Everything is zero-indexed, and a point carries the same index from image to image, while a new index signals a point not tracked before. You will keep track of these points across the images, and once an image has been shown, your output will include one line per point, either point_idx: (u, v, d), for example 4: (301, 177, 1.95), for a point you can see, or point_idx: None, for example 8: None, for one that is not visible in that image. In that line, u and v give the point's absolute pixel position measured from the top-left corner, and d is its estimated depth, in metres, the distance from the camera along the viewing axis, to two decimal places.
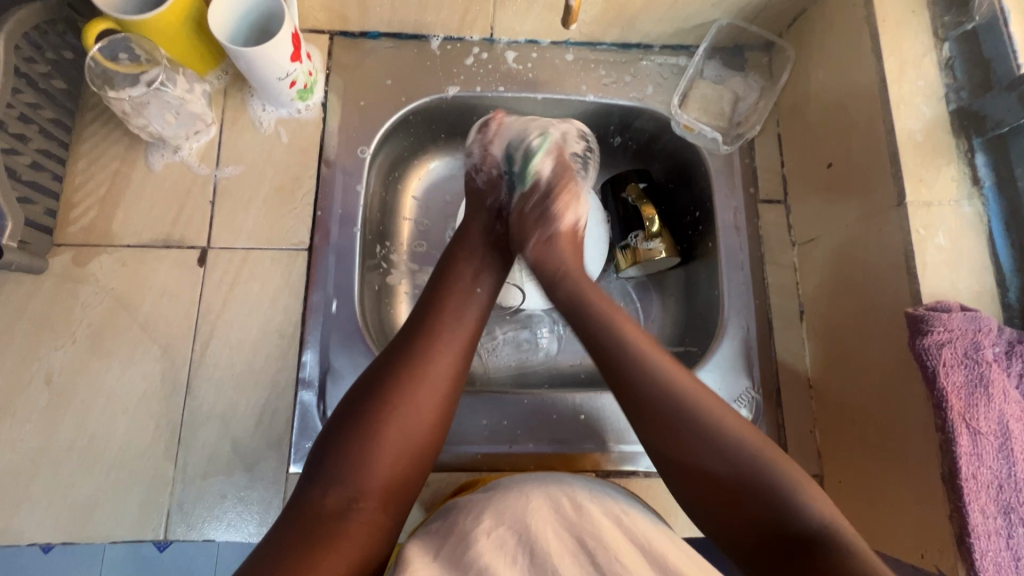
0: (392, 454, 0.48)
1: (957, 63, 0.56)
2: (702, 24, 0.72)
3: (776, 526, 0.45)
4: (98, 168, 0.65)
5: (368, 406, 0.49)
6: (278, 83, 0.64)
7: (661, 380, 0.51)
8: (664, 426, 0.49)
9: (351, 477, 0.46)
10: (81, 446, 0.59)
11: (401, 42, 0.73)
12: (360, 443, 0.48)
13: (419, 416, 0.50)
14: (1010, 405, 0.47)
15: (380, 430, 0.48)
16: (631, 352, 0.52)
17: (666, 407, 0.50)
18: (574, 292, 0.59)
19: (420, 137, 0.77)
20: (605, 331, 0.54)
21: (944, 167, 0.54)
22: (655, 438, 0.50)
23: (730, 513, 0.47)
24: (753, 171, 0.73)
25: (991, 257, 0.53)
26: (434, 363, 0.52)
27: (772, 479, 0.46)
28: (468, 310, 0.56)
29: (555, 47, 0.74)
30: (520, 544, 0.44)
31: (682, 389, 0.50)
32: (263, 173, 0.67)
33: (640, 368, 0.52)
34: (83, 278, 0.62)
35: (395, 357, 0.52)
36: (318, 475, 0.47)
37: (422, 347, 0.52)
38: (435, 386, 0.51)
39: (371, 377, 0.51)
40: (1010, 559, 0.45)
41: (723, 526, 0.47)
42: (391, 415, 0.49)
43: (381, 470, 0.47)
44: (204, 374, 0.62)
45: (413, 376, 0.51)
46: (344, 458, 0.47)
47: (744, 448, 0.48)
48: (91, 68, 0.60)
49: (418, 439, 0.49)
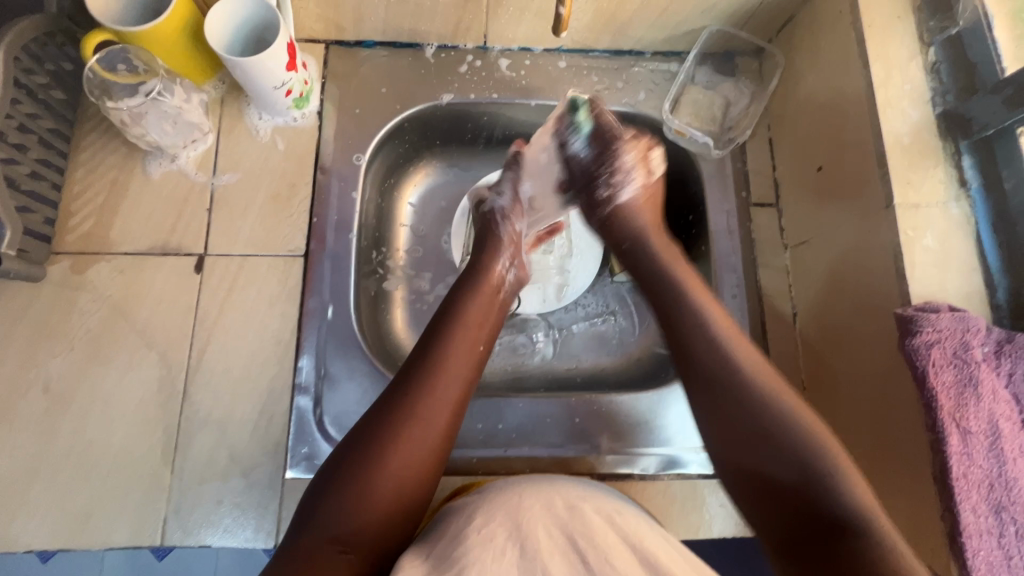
0: (384, 505, 0.47)
1: (943, 67, 0.57)
2: (692, 31, 0.72)
3: (811, 509, 0.46)
4: (96, 177, 0.66)
5: (364, 453, 0.47)
6: (273, 92, 0.65)
7: (733, 365, 0.52)
8: (714, 389, 0.52)
9: (344, 529, 0.45)
10: (79, 452, 0.59)
11: (396, 50, 0.74)
12: (353, 493, 0.46)
13: (415, 467, 0.48)
14: (998, 405, 0.48)
15: (373, 480, 0.47)
16: (693, 321, 0.55)
17: (731, 390, 0.51)
18: (648, 257, 0.62)
19: (416, 144, 0.77)
20: (675, 315, 0.56)
21: (932, 169, 0.55)
22: (709, 422, 0.52)
23: (765, 497, 0.48)
24: (745, 175, 0.73)
25: (979, 258, 0.53)
26: (431, 409, 0.50)
27: (814, 452, 0.47)
28: (470, 350, 0.55)
29: (548, 55, 0.75)
30: (512, 539, 0.44)
31: (750, 375, 0.52)
32: (260, 180, 0.68)
33: (714, 353, 0.53)
34: (81, 286, 0.63)
35: (394, 400, 0.50)
36: (310, 526, 0.45)
37: (418, 389, 0.51)
38: (431, 432, 0.50)
39: (366, 423, 0.50)
40: (1002, 558, 0.46)
41: (760, 509, 0.49)
42: (385, 464, 0.47)
43: (372, 520, 0.46)
44: (201, 381, 0.62)
45: (410, 422, 0.49)
46: (336, 508, 0.46)
47: (797, 435, 0.48)
48: (89, 78, 0.60)
49: (411, 487, 0.48)
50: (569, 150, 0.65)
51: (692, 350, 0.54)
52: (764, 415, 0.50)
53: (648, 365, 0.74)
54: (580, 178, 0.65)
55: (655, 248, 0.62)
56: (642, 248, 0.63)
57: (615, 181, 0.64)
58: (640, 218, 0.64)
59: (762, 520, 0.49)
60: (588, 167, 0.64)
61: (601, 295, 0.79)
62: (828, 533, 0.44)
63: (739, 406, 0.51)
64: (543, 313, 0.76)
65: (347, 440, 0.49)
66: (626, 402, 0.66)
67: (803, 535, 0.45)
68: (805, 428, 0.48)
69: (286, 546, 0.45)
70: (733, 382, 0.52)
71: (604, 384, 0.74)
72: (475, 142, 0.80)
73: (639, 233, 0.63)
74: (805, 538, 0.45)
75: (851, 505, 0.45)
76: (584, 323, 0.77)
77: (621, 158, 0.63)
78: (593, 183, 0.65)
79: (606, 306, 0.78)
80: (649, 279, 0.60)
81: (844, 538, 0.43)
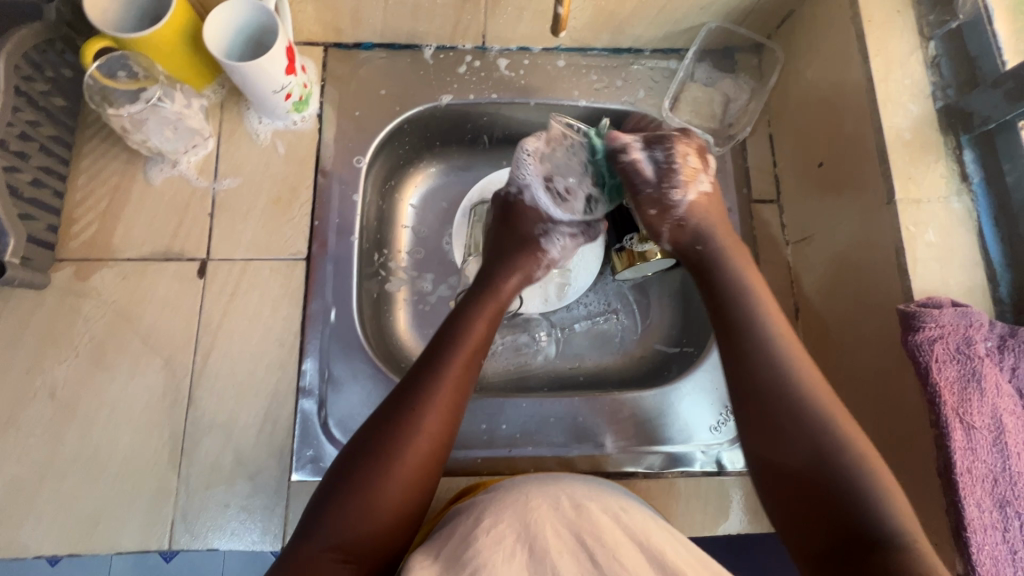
0: (386, 515, 0.47)
1: (943, 61, 0.57)
2: (691, 28, 0.72)
3: (846, 522, 0.44)
4: (98, 183, 0.66)
5: (368, 457, 0.48)
6: (273, 96, 0.65)
7: (784, 380, 0.51)
8: (765, 409, 0.50)
9: (345, 538, 0.45)
10: (86, 458, 0.59)
11: (394, 52, 0.74)
12: (357, 501, 0.46)
13: (415, 474, 0.49)
14: (1002, 400, 0.48)
15: (377, 487, 0.47)
16: (757, 338, 0.53)
17: (785, 398, 0.50)
18: (715, 259, 0.59)
19: (416, 145, 0.77)
20: (743, 329, 0.54)
21: (933, 164, 0.55)
22: (754, 428, 0.51)
23: (804, 515, 0.46)
24: (746, 172, 0.73)
25: (981, 253, 0.53)
26: (435, 419, 0.51)
27: (848, 467, 0.46)
28: (473, 359, 0.56)
29: (546, 54, 0.75)
30: (521, 540, 0.44)
31: (803, 386, 0.50)
32: (261, 184, 0.68)
33: (771, 364, 0.52)
34: (86, 292, 0.63)
35: (399, 408, 0.51)
36: (313, 533, 0.45)
37: (423, 400, 0.51)
38: (431, 442, 0.50)
39: (370, 431, 0.50)
40: (1007, 552, 0.46)
41: (794, 526, 0.47)
42: (388, 474, 0.47)
43: (373, 530, 0.46)
44: (206, 385, 0.62)
45: (413, 432, 0.49)
46: (341, 517, 0.46)
47: (846, 448, 0.47)
48: (90, 85, 0.60)
49: (411, 497, 0.48)
50: (632, 158, 0.62)
51: (753, 354, 0.53)
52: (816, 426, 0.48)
53: (649, 362, 0.75)
54: (644, 182, 0.62)
55: (725, 247, 0.59)
56: (711, 251, 0.59)
57: (678, 181, 0.62)
58: (708, 219, 0.61)
59: (795, 532, 0.47)
60: (653, 172, 0.62)
61: (602, 293, 0.79)
62: (863, 546, 0.43)
63: (794, 416, 0.49)
64: (545, 312, 0.76)
65: (351, 447, 0.50)
66: (629, 401, 0.66)
67: (838, 550, 0.44)
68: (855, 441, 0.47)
69: (287, 554, 0.45)
70: (790, 390, 0.50)
71: (607, 382, 0.74)
72: (475, 143, 0.80)
73: (703, 254, 0.59)
74: (839, 551, 0.44)
75: (889, 521, 0.43)
76: (586, 322, 0.78)
77: (677, 159, 0.62)
78: (653, 186, 0.62)
79: (608, 304, 0.78)
80: (714, 282, 0.58)
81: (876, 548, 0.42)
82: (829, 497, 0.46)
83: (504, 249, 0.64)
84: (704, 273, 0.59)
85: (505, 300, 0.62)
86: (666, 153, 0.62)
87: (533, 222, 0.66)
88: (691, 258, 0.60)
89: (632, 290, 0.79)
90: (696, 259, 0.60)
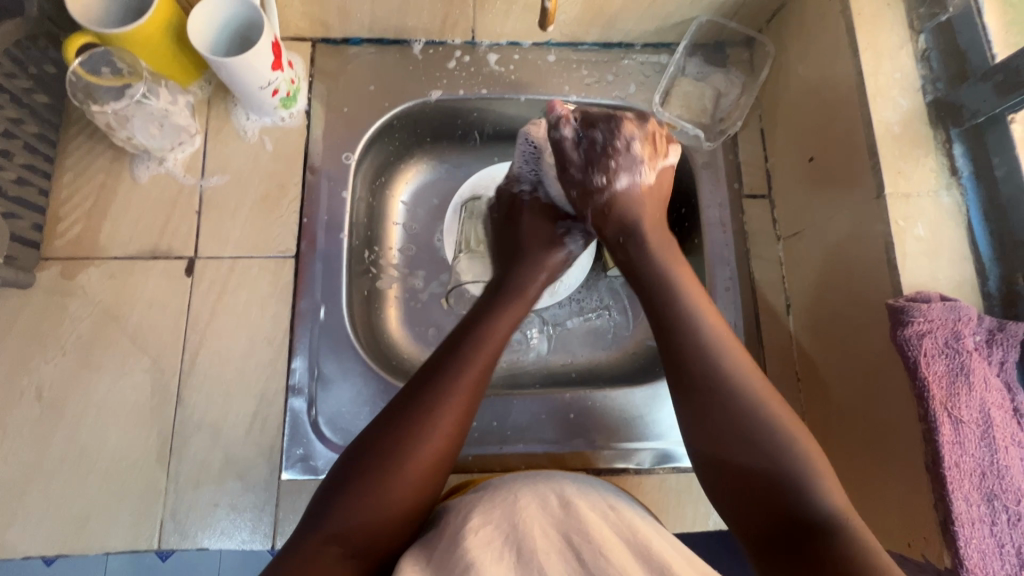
0: (397, 511, 0.46)
1: (933, 55, 0.57)
2: (682, 22, 0.72)
3: (784, 512, 0.45)
4: (84, 181, 0.66)
5: (385, 453, 0.47)
6: (260, 92, 0.64)
7: (712, 367, 0.51)
8: (696, 396, 0.51)
9: (352, 532, 0.45)
10: (74, 457, 0.59)
11: (383, 47, 0.73)
12: (369, 496, 0.46)
13: (429, 473, 0.48)
14: (990, 394, 0.48)
15: (391, 485, 0.46)
16: (689, 326, 0.53)
17: (715, 388, 0.50)
18: (639, 248, 0.59)
19: (406, 141, 0.77)
20: (672, 317, 0.54)
21: (922, 158, 0.55)
22: (687, 416, 0.51)
23: (745, 501, 0.47)
24: (737, 167, 0.73)
25: (970, 247, 0.53)
26: (456, 420, 0.50)
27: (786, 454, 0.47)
28: (494, 362, 0.55)
29: (537, 49, 0.74)
30: (508, 542, 0.44)
31: (740, 380, 0.50)
32: (248, 181, 0.68)
33: (701, 353, 0.52)
34: (72, 291, 0.63)
35: (420, 406, 0.50)
36: (321, 526, 0.45)
37: (443, 398, 0.50)
38: (448, 441, 0.49)
39: (385, 427, 0.49)
40: (994, 546, 0.46)
41: (734, 509, 0.48)
42: (403, 471, 0.47)
43: (383, 526, 0.46)
44: (194, 385, 0.62)
45: (432, 430, 0.49)
46: (351, 511, 0.45)
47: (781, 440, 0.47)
48: (73, 82, 0.60)
49: (426, 494, 0.48)
50: (564, 136, 0.61)
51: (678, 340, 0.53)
52: (749, 418, 0.48)
53: (642, 358, 0.74)
54: (575, 165, 0.62)
55: (648, 236, 0.60)
56: (638, 242, 0.60)
57: (610, 169, 0.61)
58: (634, 204, 0.61)
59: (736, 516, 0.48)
60: (581, 155, 0.62)
61: (594, 289, 0.78)
62: (802, 535, 0.44)
63: (722, 406, 0.49)
64: (537, 309, 0.76)
65: (363, 441, 0.49)
66: (621, 397, 0.66)
67: (777, 538, 0.45)
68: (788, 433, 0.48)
69: (289, 548, 0.44)
70: (719, 382, 0.50)
71: (598, 379, 0.73)
72: (466, 139, 0.79)
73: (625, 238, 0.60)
74: (778, 540, 0.45)
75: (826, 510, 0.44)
76: (578, 318, 0.77)
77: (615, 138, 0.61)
78: (581, 170, 0.62)
79: (600, 301, 0.78)
80: (637, 270, 0.59)
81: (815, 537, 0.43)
82: (771, 486, 0.46)
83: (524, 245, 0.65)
84: (630, 263, 0.59)
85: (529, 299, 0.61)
86: (601, 137, 0.61)
87: (549, 221, 0.66)
88: (615, 246, 0.61)
89: (625, 286, 0.78)
90: (616, 244, 0.61)
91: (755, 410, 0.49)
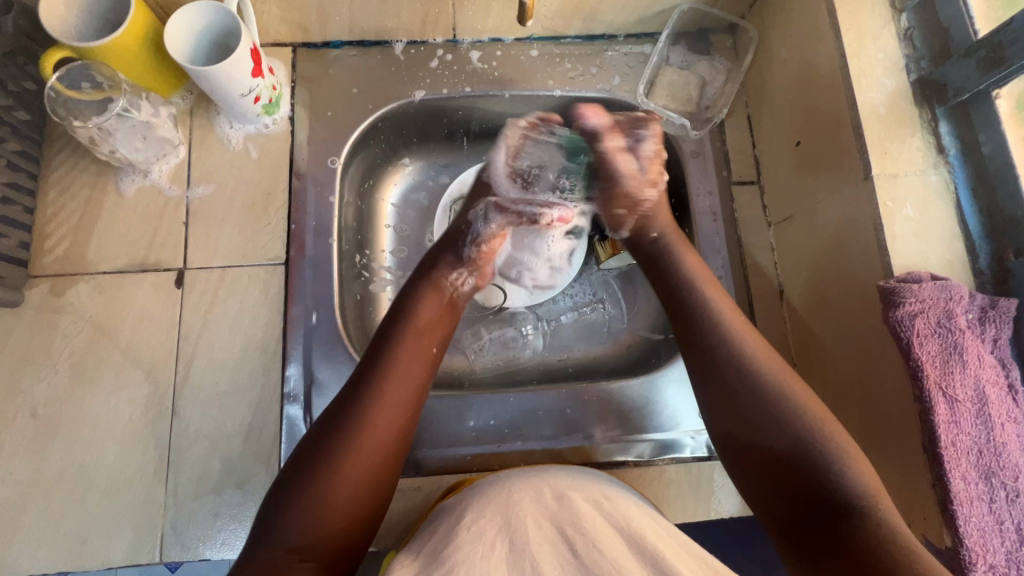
0: (339, 511, 0.46)
1: (915, 33, 0.57)
2: (664, 11, 0.71)
3: (819, 495, 0.45)
4: (69, 197, 0.65)
5: (315, 455, 0.47)
6: (241, 100, 0.63)
7: (742, 359, 0.52)
8: (725, 387, 0.51)
9: (301, 538, 0.45)
10: (70, 475, 0.59)
11: (365, 49, 0.73)
12: (311, 501, 0.46)
13: (365, 470, 0.48)
14: (985, 370, 0.48)
15: (329, 486, 0.46)
16: (711, 317, 0.54)
17: (743, 379, 0.51)
18: (668, 246, 0.61)
19: (392, 143, 0.76)
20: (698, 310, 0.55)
21: (909, 138, 0.55)
22: (714, 400, 0.52)
23: (784, 490, 0.47)
24: (725, 154, 0.73)
25: (960, 224, 0.53)
26: (383, 416, 0.50)
27: (819, 436, 0.47)
28: (422, 353, 0.55)
29: (519, 44, 0.74)
30: (501, 535, 0.45)
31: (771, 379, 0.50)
32: (235, 190, 0.68)
33: (727, 344, 0.52)
34: (62, 308, 0.62)
35: (346, 406, 0.50)
36: (268, 537, 0.45)
37: (372, 395, 0.50)
38: (382, 436, 0.49)
39: (322, 428, 0.49)
40: (993, 523, 0.45)
41: (764, 496, 0.48)
42: (340, 469, 0.47)
43: (328, 532, 0.46)
44: (190, 396, 0.62)
45: (360, 429, 0.48)
46: (296, 518, 0.45)
47: (809, 427, 0.47)
48: (52, 97, 0.59)
49: (366, 490, 0.48)
50: (609, 147, 0.62)
51: (703, 334, 0.54)
52: (780, 409, 0.49)
53: (639, 350, 0.74)
54: (614, 174, 0.63)
55: (674, 243, 0.62)
56: (664, 240, 0.62)
57: (623, 175, 0.63)
58: (659, 214, 0.64)
59: (763, 502, 0.48)
60: (637, 160, 0.63)
61: (588, 284, 0.78)
62: (833, 517, 0.44)
63: (753, 391, 0.50)
64: (531, 305, 0.76)
65: (303, 443, 0.49)
66: (617, 389, 0.66)
67: (808, 528, 0.45)
68: (819, 422, 0.48)
69: (242, 566, 0.44)
70: (742, 367, 0.51)
71: (595, 373, 0.74)
72: (453, 138, 0.79)
73: (662, 250, 0.61)
74: (811, 531, 0.44)
75: (857, 493, 0.44)
76: (572, 313, 0.77)
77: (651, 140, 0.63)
78: (630, 182, 0.63)
79: (594, 294, 0.78)
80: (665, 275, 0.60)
81: (848, 522, 0.43)
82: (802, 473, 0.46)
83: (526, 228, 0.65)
84: (660, 262, 0.61)
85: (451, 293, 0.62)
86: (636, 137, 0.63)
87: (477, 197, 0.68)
88: (647, 246, 0.63)
89: (618, 279, 0.78)
90: (654, 251, 0.62)
91: (779, 399, 0.49)
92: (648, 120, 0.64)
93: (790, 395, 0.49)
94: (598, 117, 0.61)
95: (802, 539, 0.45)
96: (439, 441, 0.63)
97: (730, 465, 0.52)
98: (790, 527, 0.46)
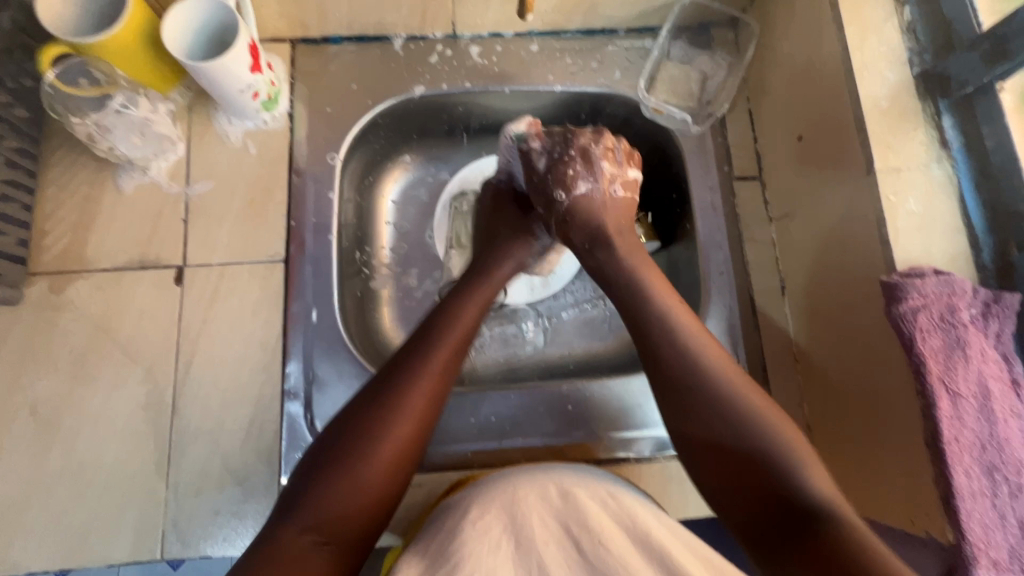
0: (368, 495, 0.46)
1: (919, 26, 0.56)
2: (665, 5, 0.71)
3: (783, 500, 0.44)
4: (67, 195, 0.65)
5: (350, 437, 0.47)
6: (240, 96, 0.63)
7: (689, 361, 0.51)
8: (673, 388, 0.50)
9: (326, 520, 0.44)
10: (71, 473, 0.59)
11: (364, 44, 0.72)
12: (341, 482, 0.45)
13: (394, 457, 0.48)
14: (988, 365, 0.47)
15: (360, 470, 0.46)
16: (656, 316, 0.54)
17: (690, 380, 0.50)
18: (614, 261, 0.58)
19: (392, 139, 0.76)
20: (643, 309, 0.55)
21: (912, 132, 0.54)
22: (673, 415, 0.50)
23: (745, 490, 0.46)
24: (727, 149, 0.72)
25: (963, 219, 0.53)
26: (419, 405, 0.50)
27: (773, 445, 0.46)
28: (462, 347, 0.55)
29: (519, 39, 0.73)
30: (506, 531, 0.46)
31: (716, 378, 0.50)
32: (234, 186, 0.67)
33: (671, 347, 0.52)
34: (61, 306, 0.62)
35: (385, 391, 0.49)
36: (292, 517, 0.44)
37: (414, 380, 0.50)
38: (417, 423, 0.49)
39: (357, 410, 0.49)
40: (997, 518, 0.45)
41: (725, 498, 0.47)
42: (374, 452, 0.47)
43: (351, 517, 0.45)
44: (190, 393, 0.62)
45: (399, 414, 0.48)
46: (323, 494, 0.45)
47: (761, 431, 0.47)
48: (48, 94, 0.57)
49: (395, 477, 0.47)
50: (529, 150, 0.61)
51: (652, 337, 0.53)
52: (742, 421, 0.47)
53: None
54: (541, 177, 0.60)
55: (617, 245, 0.59)
56: (605, 251, 0.59)
57: (568, 179, 0.59)
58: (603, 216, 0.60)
59: (726, 504, 0.47)
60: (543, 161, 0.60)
61: (588, 280, 0.78)
62: (796, 523, 0.43)
63: (701, 390, 0.49)
64: (532, 302, 0.76)
65: (335, 425, 0.49)
66: (618, 385, 0.65)
67: (772, 533, 0.44)
68: (782, 435, 0.47)
69: (258, 547, 0.43)
70: (693, 366, 0.51)
71: (596, 370, 0.73)
72: (453, 134, 0.78)
73: (598, 259, 0.59)
74: (776, 534, 0.43)
75: (816, 498, 0.43)
76: (573, 309, 0.77)
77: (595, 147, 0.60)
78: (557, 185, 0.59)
79: (595, 291, 0.78)
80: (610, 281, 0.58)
81: (813, 527, 0.42)
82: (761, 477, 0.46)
83: (498, 239, 0.65)
84: (600, 274, 0.59)
85: (492, 286, 0.61)
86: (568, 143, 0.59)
87: (523, 211, 0.66)
88: (590, 260, 0.60)
89: None
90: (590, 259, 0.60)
91: (740, 411, 0.48)
92: (603, 132, 0.61)
93: (733, 399, 0.49)
94: (527, 123, 0.62)
95: (767, 540, 0.44)
96: (440, 438, 0.63)
97: (694, 479, 0.50)
98: (753, 531, 0.45)
